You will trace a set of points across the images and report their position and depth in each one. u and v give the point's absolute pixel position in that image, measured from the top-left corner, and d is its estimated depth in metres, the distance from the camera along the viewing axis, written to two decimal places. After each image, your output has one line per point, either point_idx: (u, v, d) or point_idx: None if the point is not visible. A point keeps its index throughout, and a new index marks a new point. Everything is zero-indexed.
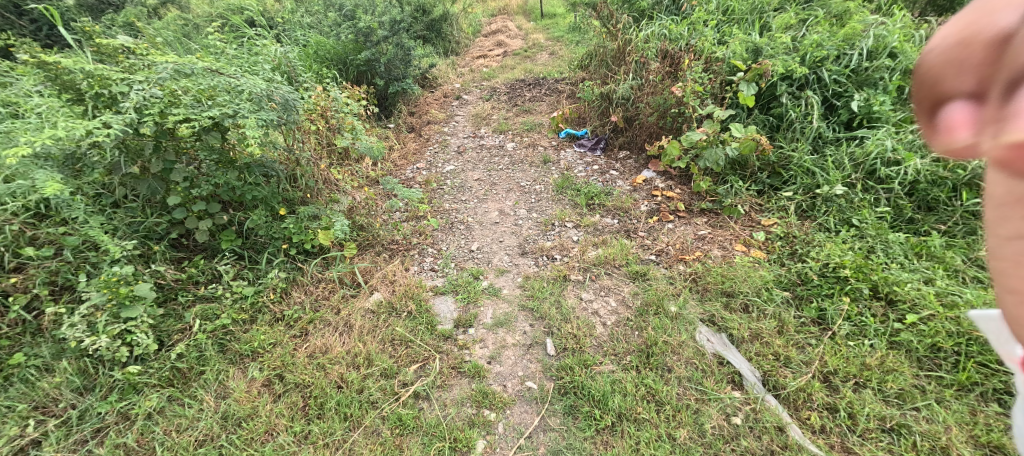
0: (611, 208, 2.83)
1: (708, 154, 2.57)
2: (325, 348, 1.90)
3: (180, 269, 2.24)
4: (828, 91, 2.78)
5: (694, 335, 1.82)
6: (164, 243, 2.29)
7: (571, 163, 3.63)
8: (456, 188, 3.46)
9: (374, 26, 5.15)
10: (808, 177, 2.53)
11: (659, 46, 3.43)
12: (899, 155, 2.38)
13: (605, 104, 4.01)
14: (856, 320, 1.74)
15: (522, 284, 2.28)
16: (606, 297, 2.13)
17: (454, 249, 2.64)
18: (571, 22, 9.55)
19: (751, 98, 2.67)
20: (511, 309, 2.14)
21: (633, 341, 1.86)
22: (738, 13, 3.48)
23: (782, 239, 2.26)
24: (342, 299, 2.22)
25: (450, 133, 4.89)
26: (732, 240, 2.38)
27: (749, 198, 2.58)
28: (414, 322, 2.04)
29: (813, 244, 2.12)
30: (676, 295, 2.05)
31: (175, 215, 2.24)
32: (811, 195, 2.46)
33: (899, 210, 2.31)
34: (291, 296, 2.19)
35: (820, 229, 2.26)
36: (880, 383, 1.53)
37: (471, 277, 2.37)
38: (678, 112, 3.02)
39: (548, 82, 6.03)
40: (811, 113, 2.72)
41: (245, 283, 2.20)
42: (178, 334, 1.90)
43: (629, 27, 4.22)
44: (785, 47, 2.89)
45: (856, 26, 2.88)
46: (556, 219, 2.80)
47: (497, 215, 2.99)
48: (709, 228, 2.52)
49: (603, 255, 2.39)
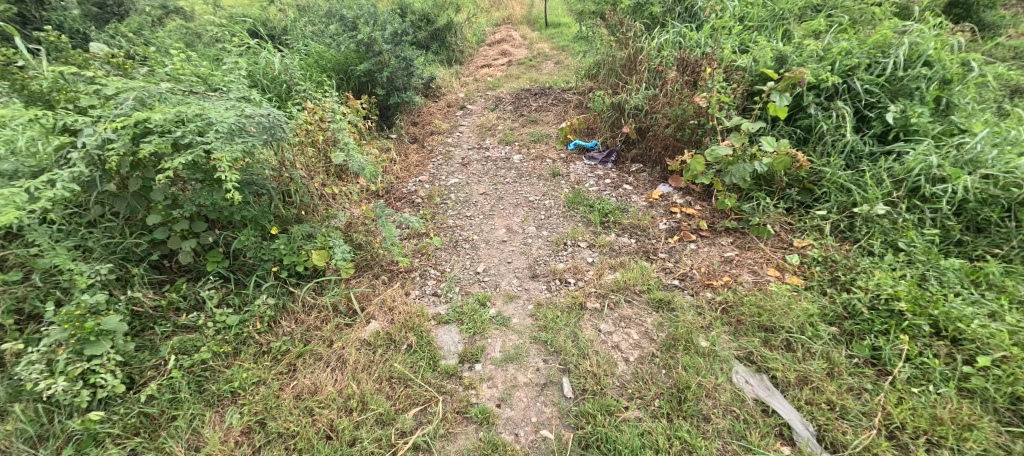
0: (627, 226, 2.64)
1: (734, 169, 2.37)
2: (315, 388, 1.70)
3: (161, 294, 2.07)
4: (860, 102, 2.59)
5: (731, 376, 1.60)
6: (145, 265, 2.10)
7: (582, 177, 3.45)
8: (460, 202, 3.27)
9: (377, 35, 5.05)
10: (844, 195, 2.32)
11: (674, 55, 3.27)
12: (945, 172, 2.17)
13: (616, 115, 3.84)
14: (917, 362, 1.53)
15: (533, 313, 2.07)
16: (627, 329, 1.92)
17: (458, 270, 2.44)
18: (577, 32, 9.46)
19: (784, 110, 2.47)
20: (523, 342, 1.93)
21: (660, 381, 1.64)
22: (756, 21, 3.32)
23: (820, 264, 2.05)
24: (335, 329, 2.01)
25: (454, 144, 4.73)
26: (763, 263, 2.17)
27: (779, 217, 2.38)
28: (414, 358, 1.83)
29: (857, 271, 1.91)
30: (706, 328, 1.83)
31: (156, 235, 2.05)
32: (848, 214, 2.26)
33: (946, 232, 2.10)
34: (279, 326, 1.99)
35: (862, 254, 2.05)
36: (957, 442, 1.31)
37: (477, 304, 2.17)
38: (698, 124, 2.83)
39: (554, 92, 5.89)
40: (843, 125, 2.53)
41: (229, 312, 2.00)
42: (151, 371, 1.70)
43: (639, 35, 4.08)
44: (812, 55, 2.71)
45: (887, 34, 2.70)
46: (568, 237, 2.60)
47: (504, 233, 2.80)
48: (736, 250, 2.32)
49: (621, 279, 2.19)
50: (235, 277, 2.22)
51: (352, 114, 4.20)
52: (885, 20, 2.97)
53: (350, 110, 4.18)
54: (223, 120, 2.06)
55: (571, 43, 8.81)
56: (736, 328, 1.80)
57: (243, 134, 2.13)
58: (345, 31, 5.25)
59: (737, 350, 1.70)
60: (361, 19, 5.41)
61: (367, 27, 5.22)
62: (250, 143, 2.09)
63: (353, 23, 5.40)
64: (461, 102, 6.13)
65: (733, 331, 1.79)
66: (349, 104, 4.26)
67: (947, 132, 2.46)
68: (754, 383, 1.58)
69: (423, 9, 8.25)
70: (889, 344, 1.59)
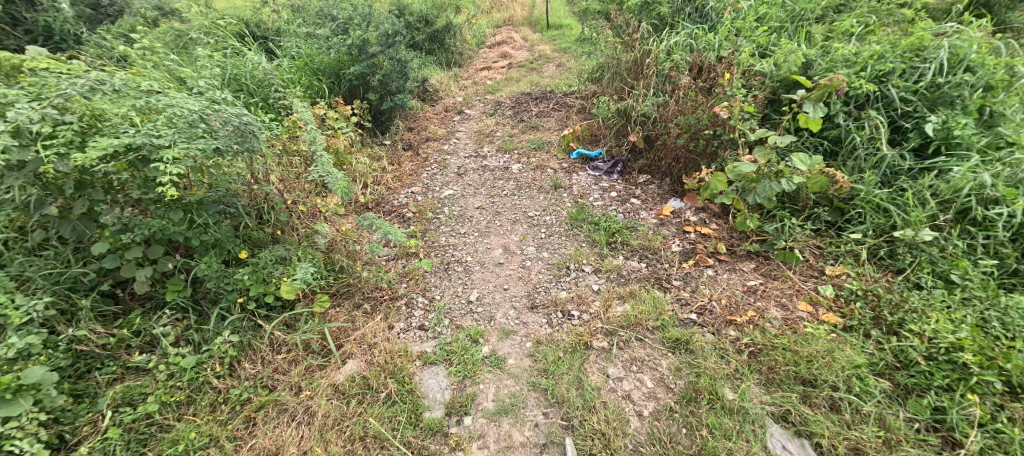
0: (636, 247, 2.39)
1: (760, 188, 2.11)
2: (276, 450, 1.46)
3: (112, 329, 1.83)
4: (894, 111, 2.34)
5: (765, 442, 1.36)
6: (95, 295, 1.87)
7: (586, 189, 3.21)
8: (454, 217, 3.03)
9: (370, 37, 4.82)
10: (881, 216, 2.07)
11: (687, 59, 3.02)
12: (1000, 192, 1.91)
13: (622, 122, 3.58)
14: (992, 430, 1.28)
15: (532, 353, 1.82)
16: (639, 375, 1.67)
17: (449, 298, 2.19)
18: (579, 34, 9.24)
19: (818, 123, 2.24)
20: (519, 389, 1.68)
21: (680, 446, 1.40)
22: (775, 21, 3.07)
23: (860, 298, 1.80)
24: (306, 371, 1.77)
25: (450, 151, 4.49)
26: (793, 295, 1.93)
27: (808, 240, 2.13)
28: (393, 410, 1.59)
29: (905, 310, 1.66)
30: (733, 377, 1.58)
31: (105, 265, 1.81)
32: (887, 238, 2.01)
33: (1002, 261, 1.85)
34: (243, 368, 1.75)
35: (908, 287, 1.80)
36: None
37: (469, 340, 1.92)
38: (714, 134, 2.58)
39: (556, 96, 5.65)
40: (877, 137, 2.27)
41: (186, 352, 1.76)
42: (86, 428, 1.48)
43: (647, 36, 3.83)
44: (841, 60, 2.46)
45: (925, 36, 2.45)
46: (571, 260, 2.36)
47: (501, 253, 2.55)
48: (761, 278, 2.06)
49: (631, 312, 1.94)
50: (198, 308, 1.98)
51: (340, 121, 3.96)
52: (918, 20, 2.72)
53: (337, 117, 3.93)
54: (186, 112, 1.79)
55: (573, 45, 8.58)
56: (769, 378, 1.55)
57: (209, 135, 1.83)
58: (337, 31, 5.01)
59: (770, 407, 1.46)
60: (353, 17, 5.15)
61: (360, 27, 4.97)
62: (216, 145, 1.80)
63: (345, 23, 5.15)
64: (459, 107, 5.89)
65: (765, 381, 1.54)
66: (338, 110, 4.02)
67: (993, 145, 2.20)
68: (792, 451, 1.33)
69: (421, 9, 8.04)
70: (954, 405, 1.34)
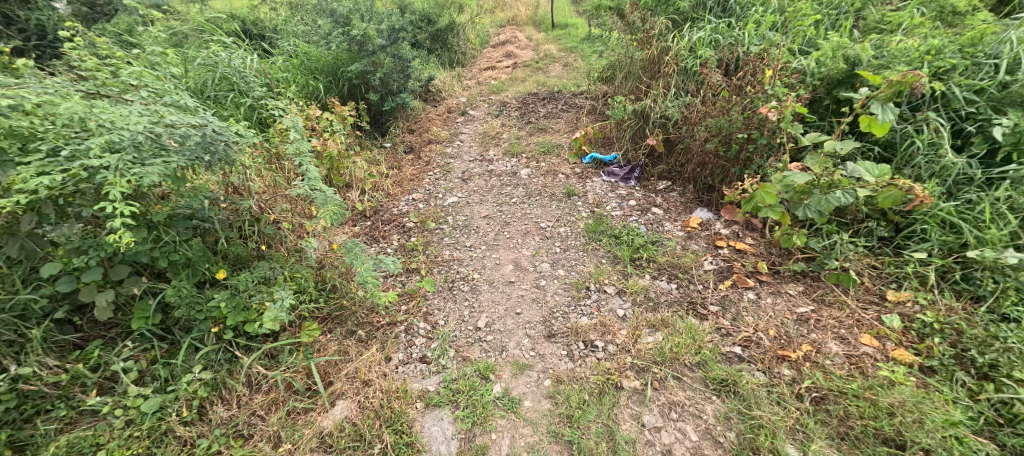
0: (664, 265, 2.13)
1: (813, 201, 1.83)
2: None
3: (67, 363, 1.58)
4: (954, 112, 2.09)
5: None
6: (49, 323, 1.61)
7: (602, 197, 2.95)
8: (459, 228, 2.78)
9: (369, 34, 4.58)
10: (949, 233, 1.82)
11: (714, 56, 2.76)
12: None
13: (639, 124, 3.33)
14: None
15: (551, 393, 1.56)
16: (680, 424, 1.41)
17: (454, 324, 1.94)
18: (585, 34, 9.01)
19: (886, 128, 1.90)
20: (538, 440, 1.42)
21: None
22: (810, 14, 2.81)
23: (937, 333, 1.54)
24: (290, 417, 1.52)
25: (453, 155, 4.24)
26: (854, 326, 1.67)
27: (863, 261, 1.88)
28: None
29: (998, 350, 1.40)
30: (796, 433, 1.32)
31: (58, 288, 1.55)
32: (959, 259, 1.75)
33: None
34: (216, 413, 1.50)
35: (992, 319, 1.53)
36: None
37: (478, 376, 1.67)
38: (749, 138, 2.32)
39: (564, 96, 5.40)
40: (938, 142, 2.01)
41: (150, 392, 1.51)
42: None
43: (666, 32, 3.57)
44: (894, 55, 2.20)
45: (988, 28, 2.18)
46: (591, 280, 2.10)
47: (511, 270, 2.30)
48: (812, 303, 1.80)
49: (666, 345, 1.68)
50: (169, 336, 1.73)
51: (337, 122, 3.71)
52: (974, 12, 2.45)
53: (334, 118, 3.68)
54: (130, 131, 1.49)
55: (580, 44, 8.34)
56: (841, 438, 1.30)
57: (160, 154, 1.53)
58: (335, 27, 4.77)
59: None
60: (353, 13, 4.91)
61: (359, 23, 4.73)
62: (168, 167, 1.50)
63: (344, 19, 4.91)
64: (462, 108, 5.64)
65: (836, 441, 1.29)
66: (335, 111, 3.78)
67: None
68: None
69: (423, 8, 7.80)
70: None
